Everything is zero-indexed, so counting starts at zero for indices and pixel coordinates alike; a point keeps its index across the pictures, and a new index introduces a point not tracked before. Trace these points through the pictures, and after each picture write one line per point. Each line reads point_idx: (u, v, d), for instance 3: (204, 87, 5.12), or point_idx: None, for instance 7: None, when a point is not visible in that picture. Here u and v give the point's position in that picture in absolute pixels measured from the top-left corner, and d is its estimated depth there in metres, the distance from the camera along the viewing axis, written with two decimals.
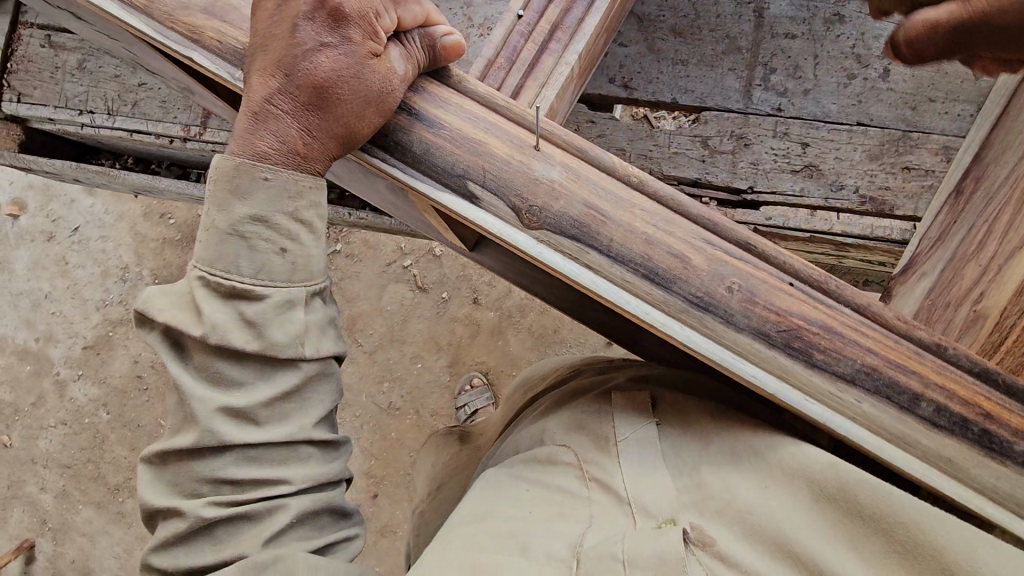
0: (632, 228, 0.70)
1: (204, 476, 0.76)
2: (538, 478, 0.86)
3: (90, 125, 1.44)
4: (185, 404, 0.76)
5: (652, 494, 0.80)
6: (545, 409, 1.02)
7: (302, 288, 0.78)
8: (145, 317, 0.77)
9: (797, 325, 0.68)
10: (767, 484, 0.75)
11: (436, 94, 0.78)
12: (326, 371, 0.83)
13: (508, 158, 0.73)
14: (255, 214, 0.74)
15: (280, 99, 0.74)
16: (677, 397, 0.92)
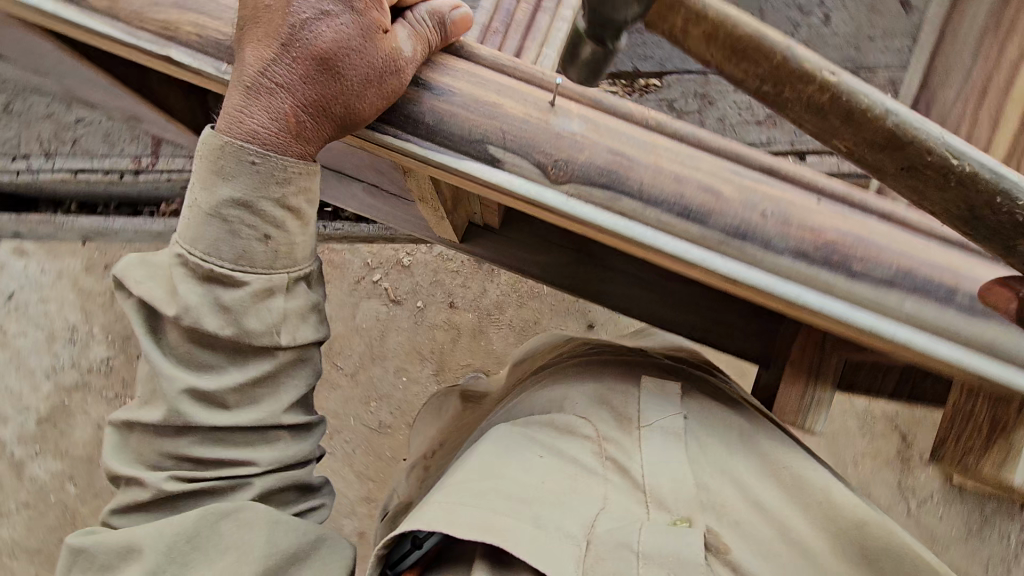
0: (660, 167, 0.59)
1: (168, 447, 0.69)
2: (551, 443, 0.77)
3: (27, 171, 1.36)
4: (155, 378, 0.67)
5: (670, 485, 0.73)
6: (562, 372, 0.94)
7: (285, 275, 0.65)
8: (124, 284, 0.67)
9: (841, 242, 0.58)
10: (790, 513, 0.75)
11: (442, 63, 0.61)
12: (304, 355, 0.71)
13: (526, 117, 0.59)
14: (241, 198, 0.60)
15: (274, 69, 0.57)
16: (704, 401, 0.86)
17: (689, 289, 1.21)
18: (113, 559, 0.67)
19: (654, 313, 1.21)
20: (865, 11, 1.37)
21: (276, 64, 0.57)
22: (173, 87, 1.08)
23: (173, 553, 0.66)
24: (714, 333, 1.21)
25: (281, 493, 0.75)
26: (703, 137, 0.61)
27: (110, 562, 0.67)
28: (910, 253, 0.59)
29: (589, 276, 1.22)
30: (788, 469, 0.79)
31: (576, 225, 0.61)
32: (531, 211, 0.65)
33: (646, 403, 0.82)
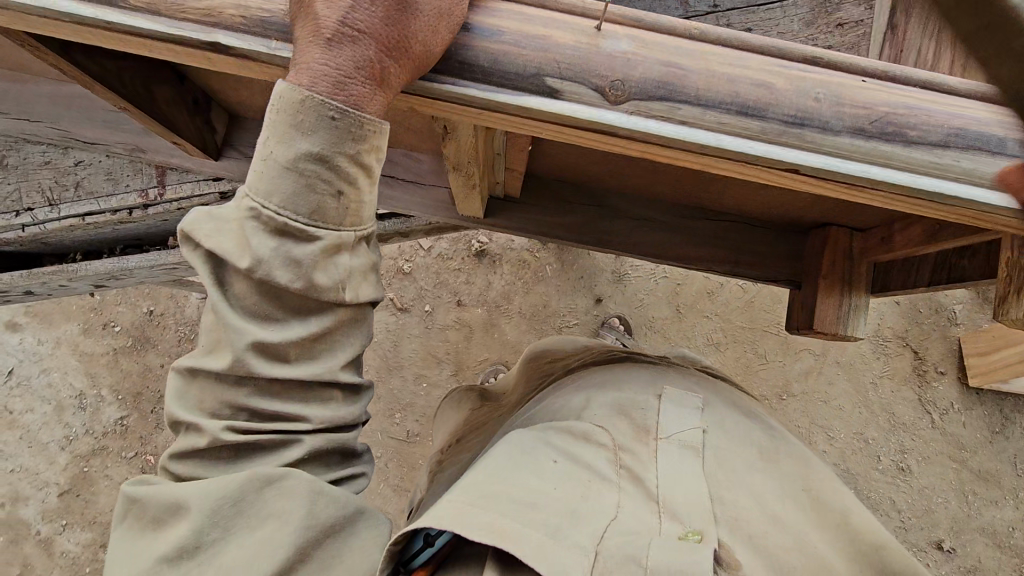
0: (711, 70, 0.61)
1: (227, 397, 0.66)
2: (569, 449, 0.73)
3: (33, 223, 1.32)
4: (219, 327, 0.64)
5: (685, 496, 0.69)
6: (586, 380, 0.92)
7: (352, 231, 0.66)
8: (190, 237, 0.64)
9: (891, 112, 0.61)
10: (806, 528, 0.73)
11: (486, 7, 0.63)
12: (358, 315, 0.71)
13: (577, 44, 0.61)
14: (317, 152, 0.61)
15: (353, 14, 0.58)
16: (727, 416, 0.84)
17: (709, 225, 1.27)
18: (164, 513, 0.67)
19: (681, 253, 1.27)
20: None
21: (354, 10, 0.58)
22: (179, 106, 1.07)
23: (218, 517, 0.65)
24: (741, 261, 1.26)
25: (327, 456, 0.73)
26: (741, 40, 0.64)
27: (163, 511, 0.67)
28: (958, 113, 0.62)
29: (610, 231, 1.27)
30: (807, 494, 0.78)
31: (641, 141, 0.63)
32: (588, 142, 0.67)
33: (667, 414, 0.80)
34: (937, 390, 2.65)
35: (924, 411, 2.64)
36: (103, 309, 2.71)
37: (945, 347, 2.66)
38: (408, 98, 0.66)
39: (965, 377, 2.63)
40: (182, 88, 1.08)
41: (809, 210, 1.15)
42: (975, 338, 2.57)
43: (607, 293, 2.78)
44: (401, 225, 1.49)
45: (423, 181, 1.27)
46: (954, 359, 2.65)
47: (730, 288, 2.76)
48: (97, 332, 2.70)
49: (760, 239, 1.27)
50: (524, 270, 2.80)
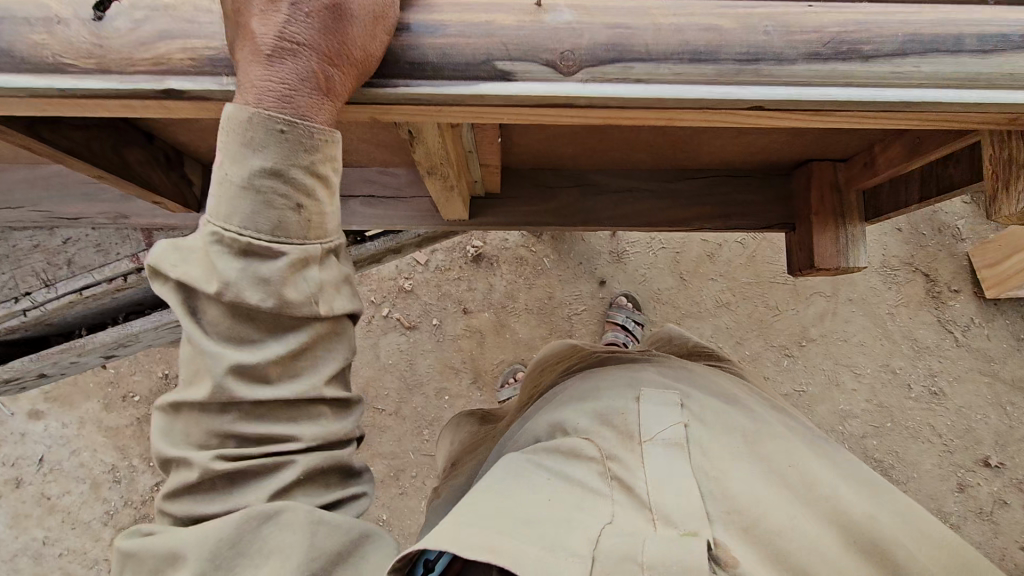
0: (658, 25, 0.61)
1: (214, 425, 0.67)
2: (561, 470, 0.81)
3: (33, 305, 1.33)
4: (196, 354, 0.65)
5: (676, 500, 0.75)
6: (569, 394, 0.99)
7: (319, 244, 0.67)
8: (157, 272, 0.64)
9: (840, 30, 0.61)
10: (798, 511, 0.78)
11: (426, 4, 0.63)
12: (337, 330, 0.72)
13: (519, 25, 0.61)
14: (271, 168, 0.62)
15: (289, 28, 0.58)
16: (706, 405, 0.90)
17: (690, 184, 1.27)
18: (162, 565, 0.66)
19: (671, 216, 1.27)
20: None
21: (291, 23, 0.58)
22: (153, 164, 1.09)
23: (217, 560, 0.65)
24: (729, 213, 1.26)
25: (325, 477, 0.75)
26: None
27: (160, 563, 0.67)
28: (913, 19, 0.61)
29: (595, 207, 1.27)
30: (788, 472, 0.84)
31: (598, 108, 0.64)
32: (542, 119, 0.67)
33: (648, 416, 0.86)
34: (955, 308, 2.63)
35: (947, 331, 2.63)
36: (120, 380, 2.74)
37: (955, 264, 2.65)
38: (361, 107, 0.67)
39: (981, 290, 2.62)
40: (152, 146, 1.10)
41: (788, 150, 1.15)
42: (983, 249, 2.56)
43: (609, 273, 2.80)
44: (392, 241, 1.50)
45: (403, 192, 1.28)
46: (966, 275, 2.64)
47: (730, 246, 2.76)
48: (119, 405, 2.73)
49: (746, 188, 1.27)
50: (523, 267, 2.81)
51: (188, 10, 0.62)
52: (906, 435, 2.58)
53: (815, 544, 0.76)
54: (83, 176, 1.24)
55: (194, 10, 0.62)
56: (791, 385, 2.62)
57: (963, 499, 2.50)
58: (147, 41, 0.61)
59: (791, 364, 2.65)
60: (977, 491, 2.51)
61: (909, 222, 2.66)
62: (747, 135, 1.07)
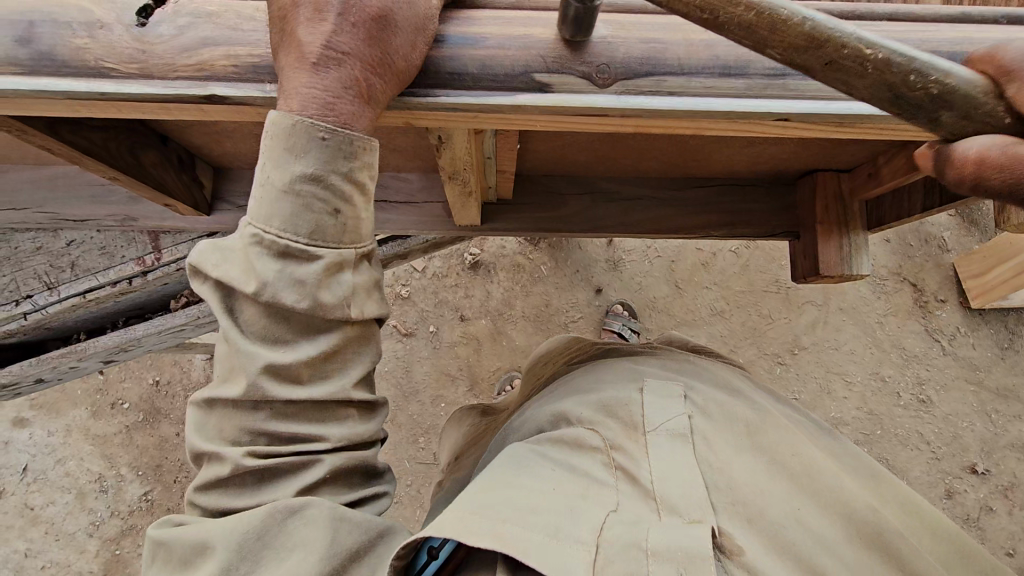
0: (690, 40, 0.63)
1: (246, 422, 0.67)
2: (566, 460, 0.82)
3: (34, 309, 1.32)
4: (232, 352, 0.66)
5: (679, 492, 0.77)
6: (572, 386, 1.02)
7: (353, 249, 0.68)
8: (199, 270, 0.65)
9: None
10: (798, 503, 0.81)
11: (463, 17, 0.64)
12: (366, 334, 0.72)
13: (557, 39, 0.63)
14: (311, 173, 0.63)
15: (336, 38, 0.59)
16: (709, 397, 0.92)
17: (697, 193, 1.30)
18: (191, 552, 0.67)
19: (679, 224, 1.30)
20: None
21: (336, 32, 0.59)
22: (167, 166, 1.09)
23: (243, 553, 0.65)
24: (735, 223, 1.29)
25: (350, 477, 0.75)
26: None
27: (188, 554, 0.67)
28: (931, 37, 0.64)
29: (604, 215, 1.29)
30: (792, 463, 0.85)
31: (629, 118, 0.65)
32: (569, 126, 0.69)
33: (651, 406, 0.88)
34: (941, 318, 2.70)
35: (934, 340, 2.69)
36: (110, 387, 2.71)
37: (942, 275, 2.73)
38: (396, 113, 0.67)
39: (966, 300, 2.69)
40: (166, 149, 1.09)
41: (795, 161, 1.18)
42: (968, 261, 2.64)
43: (605, 281, 2.83)
44: (400, 246, 1.51)
45: (415, 199, 1.29)
46: (951, 285, 2.72)
47: (724, 255, 2.81)
48: (108, 412, 2.69)
49: (751, 196, 1.30)
50: (520, 274, 2.83)
51: (232, 17, 0.63)
52: (896, 442, 2.62)
53: (815, 537, 0.78)
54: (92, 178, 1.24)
55: (238, 18, 0.62)
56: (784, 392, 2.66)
57: (951, 505, 2.55)
58: (190, 47, 0.61)
59: (784, 372, 2.69)
60: (964, 497, 2.56)
61: (896, 234, 2.74)
62: (756, 145, 1.10)
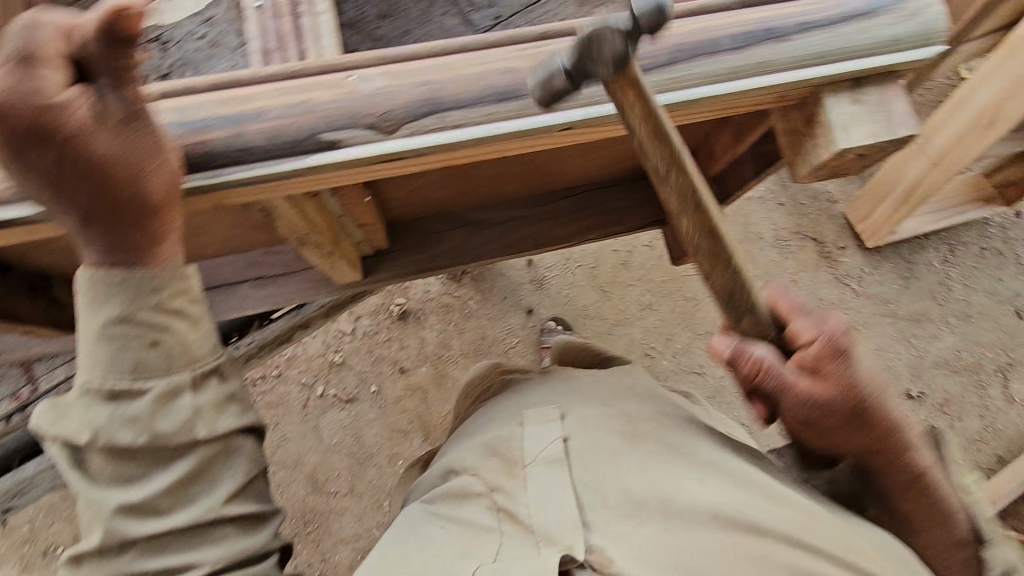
0: (464, 75, 0.68)
1: (116, 565, 0.73)
2: (454, 514, 0.97)
3: None
4: (89, 504, 0.73)
5: (551, 520, 0.90)
6: (475, 426, 1.15)
7: (186, 372, 0.76)
8: (47, 437, 0.74)
9: None
10: (675, 501, 0.90)
11: (244, 96, 0.66)
12: (226, 449, 0.79)
13: (335, 99, 0.66)
14: (119, 317, 0.71)
15: (81, 208, 0.65)
16: (588, 415, 1.04)
17: (566, 203, 1.35)
18: None
19: (556, 235, 1.35)
20: None
21: (78, 202, 0.65)
22: (14, 296, 1.05)
23: None
24: (607, 222, 1.37)
25: None
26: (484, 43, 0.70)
27: None
28: (677, 31, 0.72)
29: (485, 243, 1.33)
30: (666, 466, 0.95)
31: (426, 158, 0.70)
32: (377, 174, 0.72)
33: (531, 439, 1.01)
34: (846, 263, 2.89)
35: (845, 285, 2.87)
36: (37, 536, 2.50)
37: (836, 224, 2.94)
38: (200, 196, 0.68)
39: (863, 242, 2.90)
40: (11, 277, 1.04)
41: (639, 156, 1.26)
42: (853, 207, 2.86)
43: (534, 301, 2.88)
44: (296, 316, 1.51)
45: (293, 269, 1.28)
46: (846, 232, 2.93)
47: (639, 251, 2.93)
48: (39, 564, 2.47)
49: (615, 196, 1.37)
50: (450, 313, 2.84)
51: None
52: None
53: (691, 533, 0.86)
54: None
55: None
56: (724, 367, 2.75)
57: None
58: None
59: None
60: None
61: (786, 197, 2.96)
62: (598, 149, 1.17)
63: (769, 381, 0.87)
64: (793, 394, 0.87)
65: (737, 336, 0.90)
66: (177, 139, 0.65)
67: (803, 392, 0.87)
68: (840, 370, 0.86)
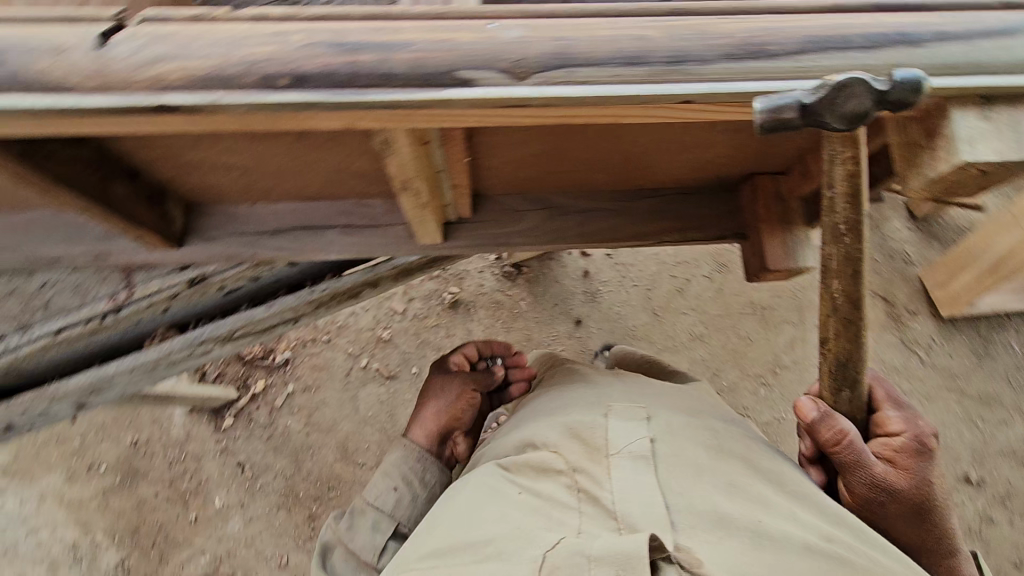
0: (595, 36, 0.71)
1: None
2: (534, 485, 1.05)
3: (7, 350, 1.35)
4: None
5: (638, 507, 0.96)
6: (545, 412, 1.24)
7: None
8: None
9: (747, 36, 0.72)
10: (758, 515, 0.97)
11: (391, 30, 0.71)
12: None
13: (474, 42, 0.71)
14: None
15: None
16: (670, 424, 1.13)
17: (648, 203, 1.37)
18: None
19: (634, 232, 1.36)
20: None
21: None
22: (138, 200, 1.16)
23: None
24: (686, 228, 1.37)
25: None
26: (614, 12, 0.74)
27: None
28: (808, 22, 0.73)
29: (563, 228, 1.36)
30: (746, 484, 1.04)
31: (550, 109, 0.73)
32: (498, 120, 0.76)
33: (615, 433, 1.09)
34: (915, 329, 2.76)
35: (911, 351, 2.73)
36: (87, 450, 2.74)
37: (910, 287, 2.82)
38: (335, 116, 0.74)
39: (937, 310, 2.77)
40: (137, 183, 1.16)
41: (732, 165, 1.26)
42: (931, 272, 2.74)
43: (584, 312, 2.88)
44: (370, 272, 1.57)
45: (378, 223, 1.35)
46: (921, 297, 2.80)
47: (698, 281, 2.89)
48: (83, 476, 2.70)
49: (697, 204, 1.37)
50: (501, 310, 2.88)
51: (183, 38, 0.70)
52: None
53: (777, 545, 0.93)
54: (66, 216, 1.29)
55: (188, 38, 0.70)
56: (767, 413, 2.67)
57: None
58: (145, 65, 0.69)
59: (768, 393, 2.70)
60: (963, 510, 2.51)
61: (862, 250, 2.86)
62: (693, 150, 1.18)
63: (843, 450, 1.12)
64: (869, 469, 1.12)
65: (830, 406, 1.13)
66: (329, 56, 0.70)
67: (879, 473, 1.12)
68: (913, 466, 1.14)
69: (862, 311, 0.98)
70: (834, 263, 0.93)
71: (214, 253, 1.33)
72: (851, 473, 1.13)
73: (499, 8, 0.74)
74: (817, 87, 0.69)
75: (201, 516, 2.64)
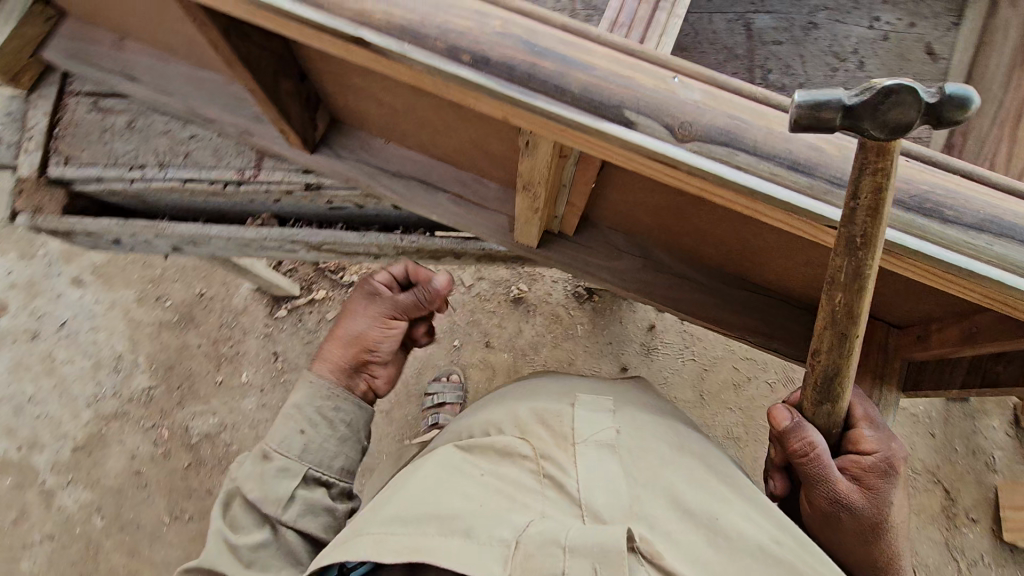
0: (771, 128, 0.70)
1: None
2: (495, 467, 1.06)
3: (141, 178, 1.48)
4: None
5: (598, 494, 0.97)
6: (515, 394, 1.23)
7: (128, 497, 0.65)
8: None
9: (926, 191, 0.68)
10: (715, 512, 0.98)
11: (581, 46, 0.73)
12: None
13: (653, 88, 0.71)
14: None
15: None
16: (635, 417, 1.13)
17: (745, 295, 1.32)
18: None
19: (719, 317, 1.31)
20: (892, 41, 1.38)
21: None
22: (296, 99, 1.25)
23: None
24: (773, 336, 1.30)
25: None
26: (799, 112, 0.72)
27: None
28: (1001, 204, 0.68)
29: (652, 281, 1.34)
30: (709, 483, 1.04)
31: (695, 179, 0.73)
32: (641, 167, 0.76)
33: (582, 421, 1.08)
34: (965, 537, 2.51)
35: (951, 557, 2.48)
36: (162, 282, 3.02)
37: (980, 492, 2.55)
38: (496, 103, 0.76)
39: (999, 529, 2.49)
40: (302, 85, 1.25)
41: None
42: (1010, 488, 2.47)
43: (633, 363, 2.83)
44: (459, 242, 1.59)
45: (487, 204, 1.39)
46: (987, 507, 2.53)
47: (758, 384, 2.77)
48: (151, 302, 2.99)
49: (794, 318, 1.30)
50: (558, 324, 2.88)
51: None
52: None
53: (727, 542, 0.95)
54: (234, 89, 1.42)
55: None
56: None
57: None
58: None
59: None
60: None
61: (945, 431, 2.62)
62: (815, 267, 1.12)
63: (812, 458, 1.04)
64: (833, 485, 1.05)
65: (804, 417, 1.03)
66: (513, 48, 0.72)
67: (841, 489, 1.06)
68: (879, 486, 1.07)
69: (861, 328, 0.79)
70: (841, 278, 0.74)
71: (336, 169, 1.42)
72: (816, 486, 1.07)
73: (689, 66, 0.73)
74: (863, 89, 0.60)
75: (226, 382, 2.89)
